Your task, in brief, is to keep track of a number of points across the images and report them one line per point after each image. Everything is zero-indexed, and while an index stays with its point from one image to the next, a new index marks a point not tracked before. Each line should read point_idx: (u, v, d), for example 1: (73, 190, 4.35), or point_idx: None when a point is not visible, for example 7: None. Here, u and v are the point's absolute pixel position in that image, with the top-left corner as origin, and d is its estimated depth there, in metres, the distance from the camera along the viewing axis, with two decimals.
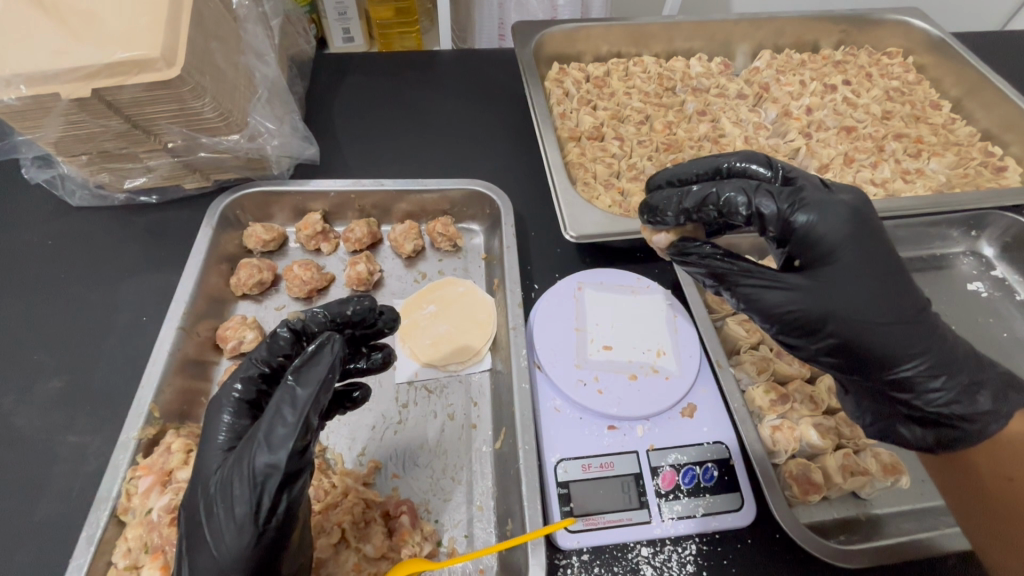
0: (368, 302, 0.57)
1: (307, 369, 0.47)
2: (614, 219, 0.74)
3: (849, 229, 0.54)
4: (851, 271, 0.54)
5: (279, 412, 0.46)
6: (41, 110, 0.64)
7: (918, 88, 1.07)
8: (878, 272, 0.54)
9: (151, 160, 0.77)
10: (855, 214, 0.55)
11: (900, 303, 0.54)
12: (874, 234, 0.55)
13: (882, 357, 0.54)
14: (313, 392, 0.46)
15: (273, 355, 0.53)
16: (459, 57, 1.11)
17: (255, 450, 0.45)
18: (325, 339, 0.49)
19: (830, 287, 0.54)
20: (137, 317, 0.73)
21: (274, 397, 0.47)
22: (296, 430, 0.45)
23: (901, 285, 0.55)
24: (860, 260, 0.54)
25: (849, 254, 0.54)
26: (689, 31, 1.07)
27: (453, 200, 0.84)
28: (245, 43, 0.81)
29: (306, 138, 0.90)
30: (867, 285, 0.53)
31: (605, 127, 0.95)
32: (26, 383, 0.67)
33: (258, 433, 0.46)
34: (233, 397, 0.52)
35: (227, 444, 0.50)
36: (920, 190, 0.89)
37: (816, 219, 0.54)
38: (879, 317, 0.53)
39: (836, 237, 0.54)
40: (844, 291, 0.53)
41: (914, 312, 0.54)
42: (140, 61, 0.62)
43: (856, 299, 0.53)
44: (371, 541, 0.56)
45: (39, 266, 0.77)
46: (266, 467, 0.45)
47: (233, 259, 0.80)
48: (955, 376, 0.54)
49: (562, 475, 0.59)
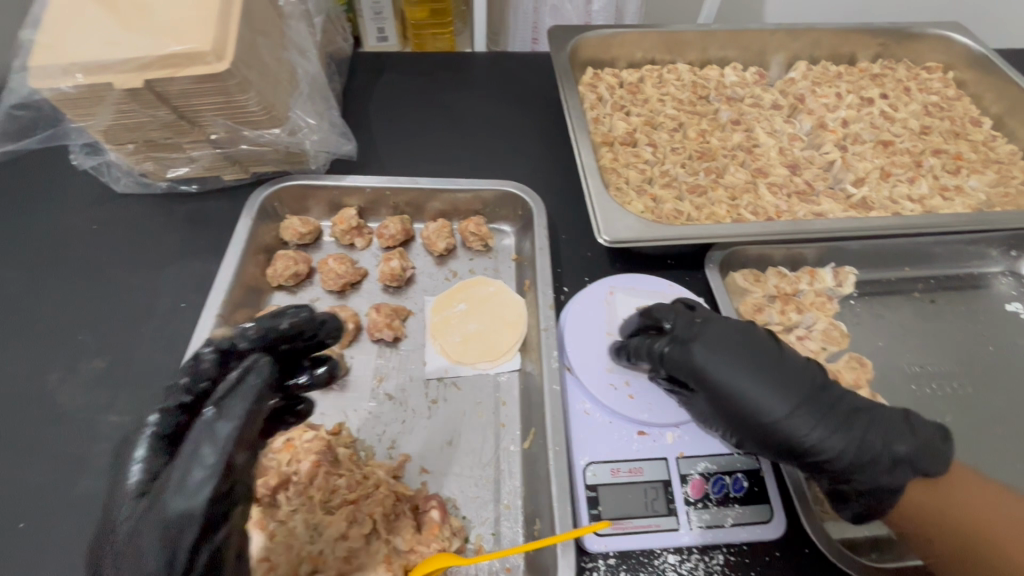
0: (305, 312, 0.55)
1: (230, 399, 0.43)
2: (648, 225, 0.74)
3: (716, 347, 0.57)
4: (731, 396, 0.56)
5: (194, 454, 0.40)
6: (94, 99, 0.66)
7: (957, 103, 1.06)
8: (760, 391, 0.55)
9: (194, 151, 0.79)
10: (720, 344, 0.57)
11: (790, 397, 0.55)
12: (747, 348, 0.57)
13: (788, 451, 0.55)
14: (240, 423, 0.42)
15: (198, 381, 0.47)
16: (494, 60, 1.12)
17: (167, 496, 0.39)
18: (253, 360, 0.46)
19: (718, 406, 0.57)
20: (176, 303, 0.75)
21: (191, 432, 0.42)
22: (217, 469, 0.40)
23: (787, 379, 0.56)
24: (734, 376, 0.56)
25: (722, 383, 0.56)
26: (724, 40, 1.07)
27: (486, 201, 0.85)
28: (288, 39, 0.83)
29: (344, 133, 0.91)
30: (753, 402, 0.55)
31: (638, 134, 0.96)
32: (70, 362, 0.69)
33: (172, 475, 0.40)
34: (146, 432, 0.43)
35: (137, 491, 0.41)
36: (959, 208, 0.88)
37: (684, 357, 0.58)
38: (771, 428, 0.55)
39: (705, 372, 0.57)
40: (731, 413, 0.56)
41: (809, 413, 0.54)
42: (192, 54, 0.64)
43: (745, 418, 0.55)
44: (401, 534, 0.56)
45: (82, 249, 0.79)
46: (182, 516, 0.38)
47: (270, 250, 0.81)
48: (854, 452, 0.54)
49: (591, 478, 0.59)
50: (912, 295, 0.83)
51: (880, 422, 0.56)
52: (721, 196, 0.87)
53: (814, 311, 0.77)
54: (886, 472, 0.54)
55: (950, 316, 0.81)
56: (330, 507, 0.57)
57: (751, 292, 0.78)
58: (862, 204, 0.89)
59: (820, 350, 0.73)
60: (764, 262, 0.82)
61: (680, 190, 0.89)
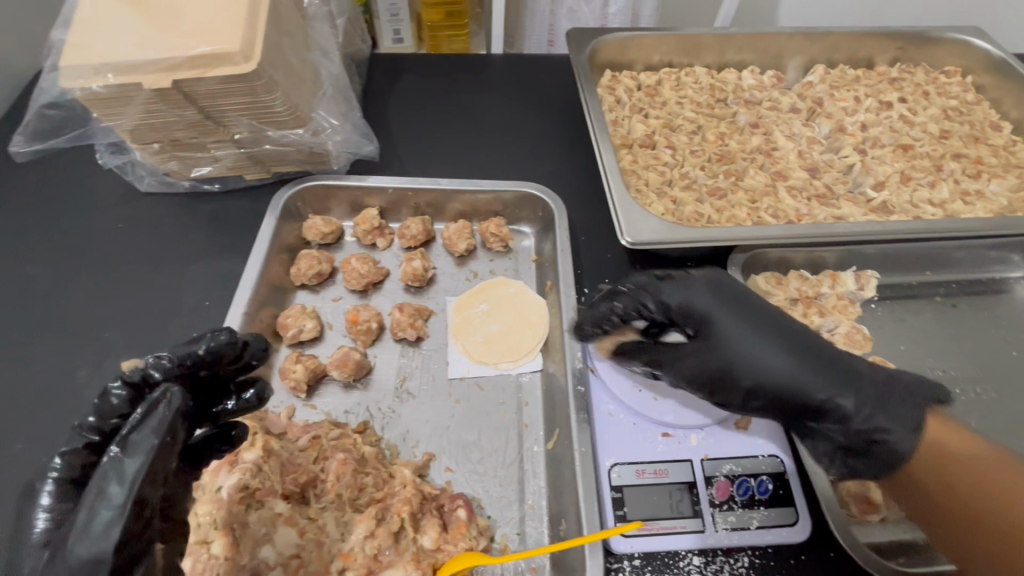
0: (221, 336, 0.50)
1: (136, 436, 0.42)
2: (670, 227, 0.74)
3: (712, 290, 0.60)
4: (729, 330, 0.58)
5: (98, 494, 0.40)
6: (123, 98, 0.67)
7: (976, 107, 1.05)
8: (754, 326, 0.58)
9: (218, 150, 0.80)
10: (713, 285, 0.61)
11: (784, 339, 0.57)
12: (740, 293, 0.60)
13: (784, 390, 0.56)
14: (145, 462, 0.41)
15: (107, 419, 0.47)
16: (511, 62, 1.12)
17: (72, 543, 0.39)
18: (161, 392, 0.44)
19: (716, 343, 0.58)
20: (200, 301, 0.76)
21: (96, 473, 0.41)
22: (127, 510, 0.40)
23: (779, 326, 0.58)
24: (728, 315, 0.59)
25: (721, 317, 0.59)
26: (742, 43, 1.07)
27: (506, 202, 0.86)
28: (312, 41, 0.84)
29: (366, 134, 0.91)
30: (749, 336, 0.57)
31: (657, 136, 0.96)
32: (97, 360, 0.70)
33: (77, 521, 0.40)
34: (52, 478, 0.46)
35: (43, 539, 0.44)
36: (980, 213, 0.87)
37: (681, 295, 0.60)
38: (768, 360, 0.56)
39: (702, 307, 0.59)
40: (732, 347, 0.58)
41: (801, 350, 0.57)
42: (220, 55, 0.65)
43: (745, 351, 0.57)
44: (427, 533, 0.56)
45: (107, 248, 0.80)
46: (88, 562, 0.39)
47: (293, 250, 0.82)
48: (851, 390, 0.54)
49: (616, 479, 0.59)
50: (934, 299, 0.82)
51: (874, 370, 0.56)
52: (741, 199, 0.87)
53: (837, 315, 0.77)
54: (890, 415, 0.53)
55: (972, 320, 0.81)
56: (358, 505, 0.58)
57: (773, 295, 0.78)
58: (882, 208, 0.88)
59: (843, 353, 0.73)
60: (785, 265, 0.82)
61: (700, 192, 0.89)
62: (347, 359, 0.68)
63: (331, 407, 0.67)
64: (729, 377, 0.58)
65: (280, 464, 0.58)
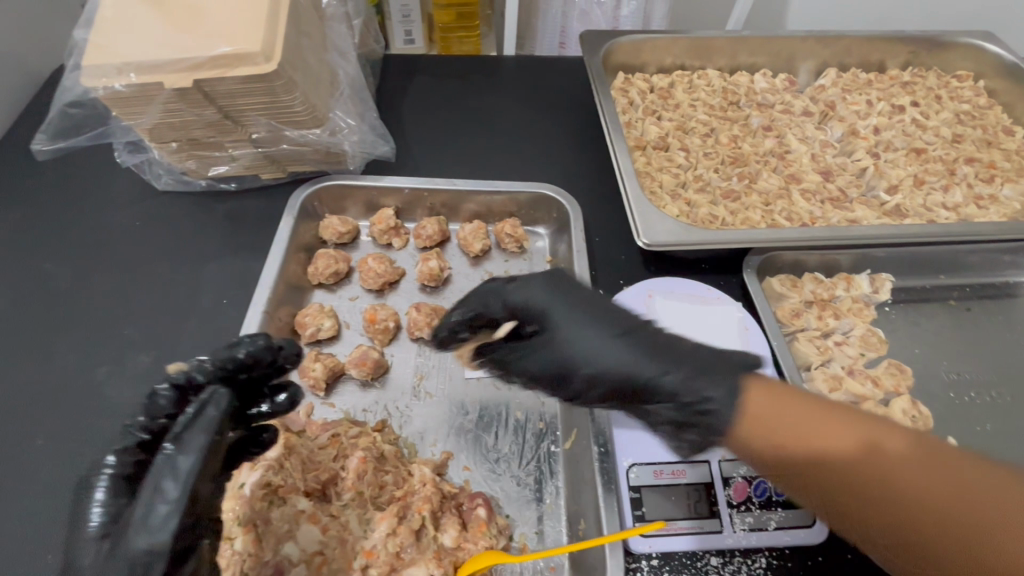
0: (259, 340, 0.54)
1: (188, 435, 0.46)
2: (687, 229, 0.74)
3: (551, 286, 0.56)
4: (567, 323, 0.54)
5: (156, 488, 0.44)
6: (145, 98, 0.68)
7: (989, 112, 1.05)
8: (593, 316, 0.54)
9: (236, 150, 0.80)
10: (553, 278, 0.57)
11: (620, 326, 0.53)
12: (582, 285, 0.57)
13: (631, 381, 0.51)
14: (199, 458, 0.46)
15: (155, 418, 0.50)
16: (523, 63, 1.13)
17: (131, 534, 0.43)
18: (209, 393, 0.49)
19: (557, 339, 0.54)
20: (219, 300, 0.76)
21: (151, 470, 0.45)
22: (182, 502, 0.44)
23: (608, 310, 0.55)
24: (569, 312, 0.54)
25: (559, 310, 0.55)
26: (755, 46, 1.07)
27: (521, 203, 0.86)
28: (329, 41, 0.84)
29: (382, 135, 0.92)
30: (585, 327, 0.54)
31: (670, 138, 0.96)
32: (118, 357, 0.70)
33: (135, 514, 0.43)
34: (104, 475, 0.47)
35: (99, 533, 0.45)
36: (994, 217, 0.88)
37: (523, 292, 0.57)
38: (608, 350, 0.52)
39: (541, 303, 0.56)
40: (575, 342, 0.53)
41: (648, 339, 0.52)
42: (242, 55, 0.65)
43: (586, 344, 0.53)
44: (447, 531, 0.57)
45: (126, 246, 0.80)
46: (148, 551, 0.42)
47: (310, 249, 0.82)
48: (668, 369, 0.50)
49: (634, 480, 0.59)
50: (948, 303, 0.83)
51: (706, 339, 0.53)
52: (755, 202, 0.88)
53: (852, 317, 0.78)
54: (726, 380, 0.48)
55: (987, 324, 0.81)
56: (379, 503, 0.58)
57: (788, 297, 0.78)
58: (896, 212, 0.89)
59: (859, 356, 0.74)
60: (800, 267, 0.82)
61: (714, 195, 0.89)
62: (366, 358, 0.68)
63: (349, 406, 0.68)
64: (573, 373, 0.54)
65: (301, 461, 0.59)
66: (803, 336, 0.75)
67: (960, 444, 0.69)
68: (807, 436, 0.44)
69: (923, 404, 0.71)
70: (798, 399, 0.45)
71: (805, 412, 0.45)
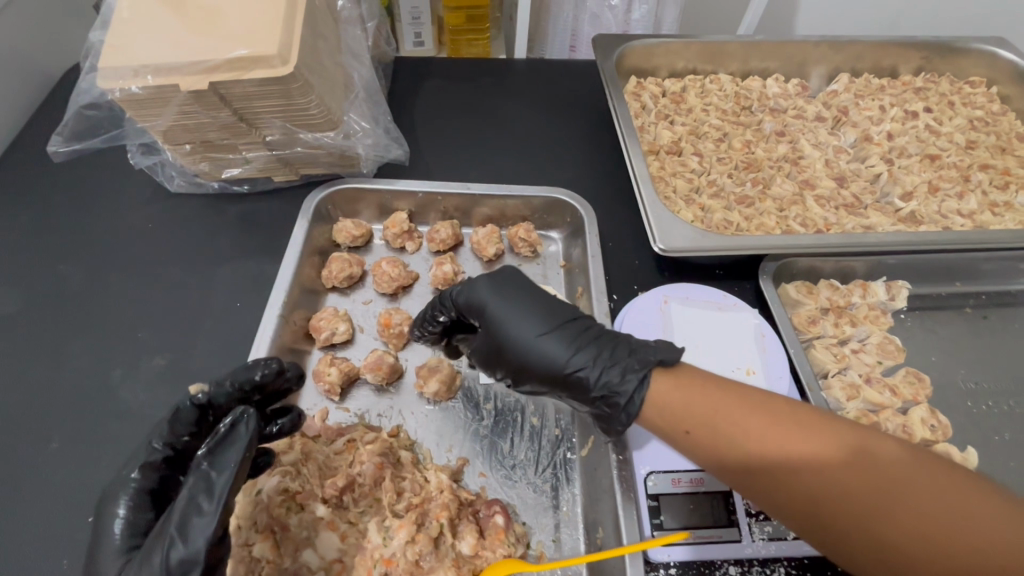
0: (274, 365, 0.56)
1: (220, 453, 0.47)
2: (703, 234, 0.74)
3: (499, 279, 0.63)
4: (500, 316, 0.60)
5: (193, 501, 0.45)
6: (161, 100, 0.67)
7: (1002, 118, 1.05)
8: (522, 310, 0.60)
9: (249, 152, 0.80)
10: (498, 276, 0.63)
11: (551, 318, 0.60)
12: (521, 281, 0.63)
13: (548, 367, 0.58)
14: (230, 477, 0.46)
15: (177, 435, 0.53)
16: (535, 66, 1.13)
17: (167, 546, 0.43)
18: (240, 415, 0.49)
19: (492, 331, 0.61)
20: (232, 303, 0.76)
21: (185, 485, 0.46)
22: (217, 517, 0.44)
23: (543, 303, 0.61)
24: (506, 303, 0.61)
25: (493, 304, 0.61)
26: (767, 51, 1.07)
27: (534, 207, 0.86)
28: (344, 44, 0.84)
29: (395, 138, 0.92)
30: (515, 319, 0.60)
31: (684, 143, 0.96)
32: (131, 360, 0.70)
33: (169, 528, 0.44)
34: (129, 487, 0.50)
35: (125, 545, 0.48)
36: (1009, 225, 0.87)
37: (465, 288, 0.63)
38: (532, 344, 0.59)
39: (480, 298, 0.62)
40: (506, 334, 0.60)
41: (570, 331, 0.59)
42: (258, 57, 0.65)
43: (516, 335, 0.59)
44: (465, 539, 0.56)
45: (139, 248, 0.80)
46: (181, 563, 0.43)
47: (324, 252, 0.82)
48: (583, 358, 0.56)
49: (652, 487, 0.59)
50: (964, 310, 0.82)
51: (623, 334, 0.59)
52: (769, 208, 0.87)
53: (868, 325, 0.77)
54: (629, 370, 0.54)
55: (1003, 333, 0.80)
56: (397, 510, 0.58)
57: (804, 304, 0.78)
58: (911, 218, 0.89)
59: (876, 363, 0.73)
60: (815, 274, 0.81)
61: (728, 201, 0.89)
62: (381, 363, 0.68)
63: (364, 410, 0.68)
64: (506, 361, 0.61)
65: (318, 467, 0.59)
66: (819, 344, 0.75)
67: (978, 453, 0.68)
68: (725, 430, 0.48)
69: (941, 413, 0.71)
70: (712, 390, 0.50)
71: (722, 406, 0.49)
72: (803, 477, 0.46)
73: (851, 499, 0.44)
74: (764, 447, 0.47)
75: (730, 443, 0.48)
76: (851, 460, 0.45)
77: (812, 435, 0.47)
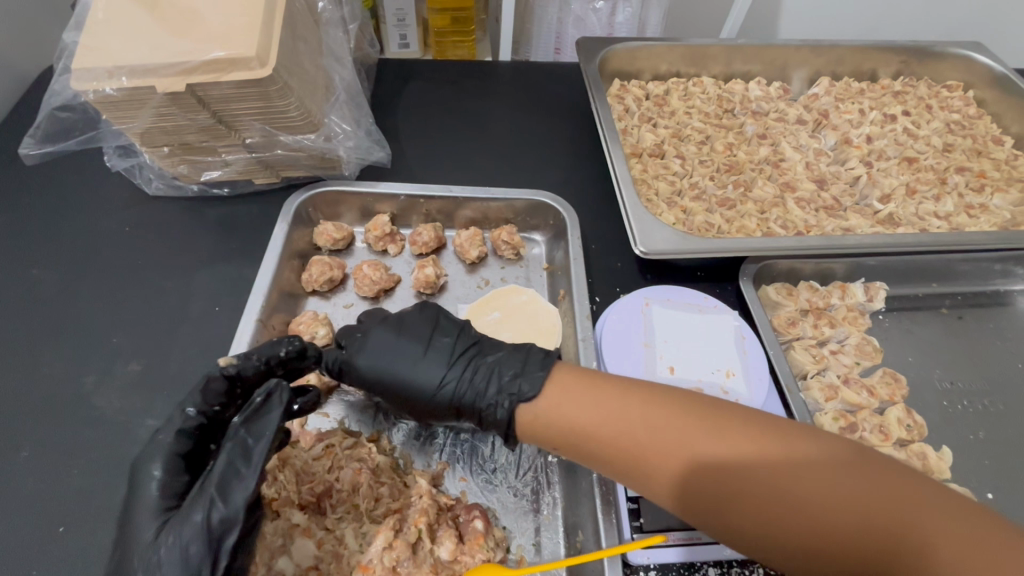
0: (298, 342, 0.57)
1: (257, 421, 0.50)
2: (684, 237, 0.74)
3: (368, 342, 0.60)
4: (385, 373, 0.58)
5: (232, 465, 0.47)
6: (137, 102, 0.67)
7: (978, 122, 1.07)
8: (402, 364, 0.59)
9: (229, 154, 0.79)
10: (370, 336, 0.61)
11: (427, 364, 0.59)
12: (396, 330, 0.61)
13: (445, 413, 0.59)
14: (269, 444, 0.49)
15: (209, 405, 0.54)
16: (520, 68, 1.13)
17: (209, 506, 0.46)
18: (275, 386, 0.52)
19: (382, 389, 0.59)
20: (211, 306, 0.75)
21: (222, 451, 0.48)
22: (256, 482, 0.47)
23: (422, 348, 0.60)
24: (382, 362, 0.59)
25: (372, 364, 0.59)
26: (749, 54, 1.08)
27: (517, 210, 0.86)
28: (325, 46, 0.84)
29: (378, 141, 0.91)
30: (403, 372, 0.59)
31: (666, 146, 0.97)
32: (107, 365, 0.69)
33: (210, 488, 0.46)
34: (165, 449, 0.51)
35: (162, 505, 0.48)
36: (985, 226, 0.89)
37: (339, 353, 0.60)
38: (424, 393, 0.58)
39: (357, 362, 0.59)
40: (396, 389, 0.59)
41: (453, 372, 0.58)
42: (236, 59, 0.64)
43: (405, 386, 0.58)
44: (444, 544, 0.56)
45: (115, 251, 0.79)
46: (222, 522, 0.45)
47: (304, 256, 0.82)
48: (469, 399, 0.57)
49: (631, 490, 0.59)
50: (940, 311, 0.83)
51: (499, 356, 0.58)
52: (750, 210, 0.88)
53: (847, 326, 0.78)
54: (508, 409, 0.55)
55: (979, 333, 0.81)
56: (375, 516, 0.58)
57: (784, 305, 0.78)
58: (889, 220, 0.90)
59: (855, 364, 0.74)
60: (795, 275, 0.82)
61: (710, 203, 0.90)
62: None
63: (343, 415, 0.67)
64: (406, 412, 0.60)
65: (296, 473, 0.59)
66: (799, 345, 0.76)
67: (953, 452, 0.69)
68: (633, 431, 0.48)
69: (917, 413, 0.72)
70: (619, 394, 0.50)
71: (634, 409, 0.49)
72: (714, 472, 0.45)
73: (761, 490, 0.43)
74: (677, 450, 0.46)
75: (617, 442, 0.48)
76: (751, 457, 0.44)
77: (711, 428, 0.46)
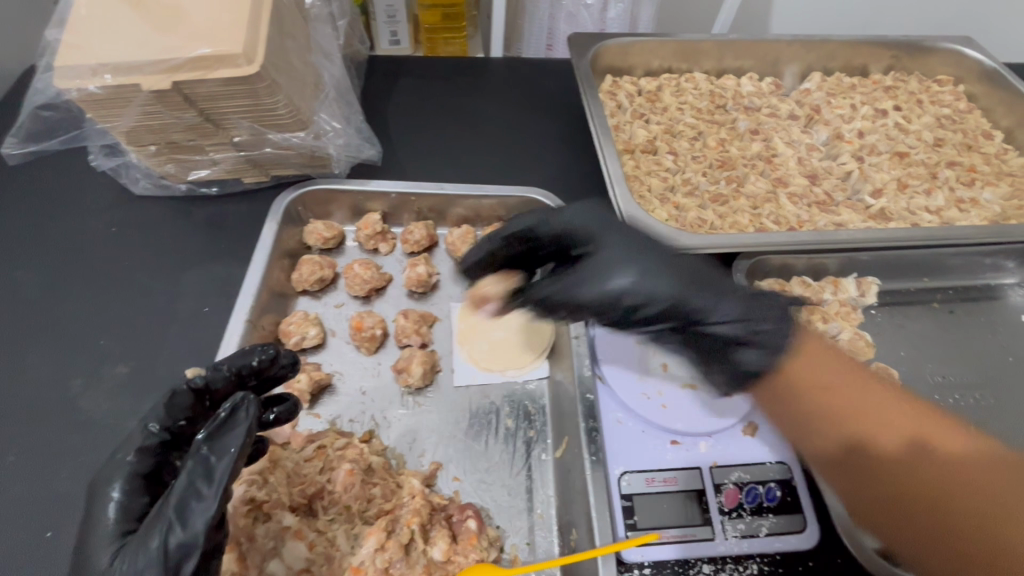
0: (272, 351, 0.57)
1: (222, 435, 0.47)
2: (676, 233, 0.74)
3: (601, 216, 0.58)
4: (617, 243, 0.56)
5: (192, 486, 0.45)
6: (122, 100, 0.65)
7: (969, 116, 1.07)
8: (639, 241, 0.56)
9: (217, 153, 0.78)
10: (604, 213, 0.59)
11: (660, 247, 0.56)
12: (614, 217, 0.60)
13: (668, 297, 0.53)
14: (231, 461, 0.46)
15: (174, 419, 0.52)
16: (511, 65, 1.12)
17: (167, 530, 0.44)
18: (241, 399, 0.49)
19: (602, 257, 0.55)
20: (200, 307, 0.74)
21: (183, 470, 0.46)
22: (217, 503, 0.45)
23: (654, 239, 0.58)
24: (619, 236, 0.57)
25: (608, 236, 0.57)
26: (741, 49, 1.07)
27: (509, 207, 0.85)
28: (314, 42, 0.83)
29: (368, 139, 0.90)
30: (641, 246, 0.56)
31: (659, 142, 0.96)
32: (94, 367, 0.68)
33: (168, 511, 0.44)
34: (123, 471, 0.49)
35: (117, 530, 0.48)
36: (975, 220, 0.89)
37: (571, 216, 0.58)
38: (667, 270, 0.54)
39: (592, 227, 0.57)
40: (641, 263, 0.54)
41: (690, 263, 0.56)
42: (222, 56, 0.63)
43: (651, 261, 0.54)
44: (437, 545, 0.56)
45: (102, 252, 0.78)
46: (180, 548, 0.44)
47: (294, 255, 0.81)
48: (701, 286, 0.54)
49: (626, 487, 0.58)
50: (931, 305, 0.84)
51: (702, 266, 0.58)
52: (742, 206, 0.88)
53: (839, 320, 0.78)
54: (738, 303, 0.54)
55: (969, 326, 0.82)
56: (368, 516, 0.58)
57: None
58: (880, 215, 0.90)
59: None
60: (788, 271, 0.82)
61: (702, 199, 0.90)
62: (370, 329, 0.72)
63: (335, 416, 0.67)
64: (622, 295, 0.54)
65: (286, 475, 0.59)
66: None
67: None
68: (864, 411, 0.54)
69: None
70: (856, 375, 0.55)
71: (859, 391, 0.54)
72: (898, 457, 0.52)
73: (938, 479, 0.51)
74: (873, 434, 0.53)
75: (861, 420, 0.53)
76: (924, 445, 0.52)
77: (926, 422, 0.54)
